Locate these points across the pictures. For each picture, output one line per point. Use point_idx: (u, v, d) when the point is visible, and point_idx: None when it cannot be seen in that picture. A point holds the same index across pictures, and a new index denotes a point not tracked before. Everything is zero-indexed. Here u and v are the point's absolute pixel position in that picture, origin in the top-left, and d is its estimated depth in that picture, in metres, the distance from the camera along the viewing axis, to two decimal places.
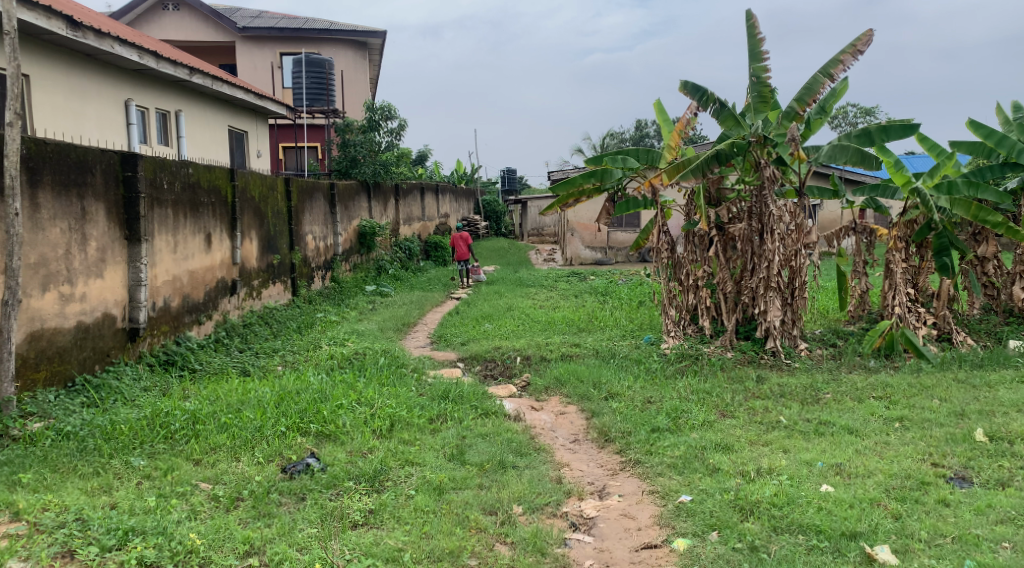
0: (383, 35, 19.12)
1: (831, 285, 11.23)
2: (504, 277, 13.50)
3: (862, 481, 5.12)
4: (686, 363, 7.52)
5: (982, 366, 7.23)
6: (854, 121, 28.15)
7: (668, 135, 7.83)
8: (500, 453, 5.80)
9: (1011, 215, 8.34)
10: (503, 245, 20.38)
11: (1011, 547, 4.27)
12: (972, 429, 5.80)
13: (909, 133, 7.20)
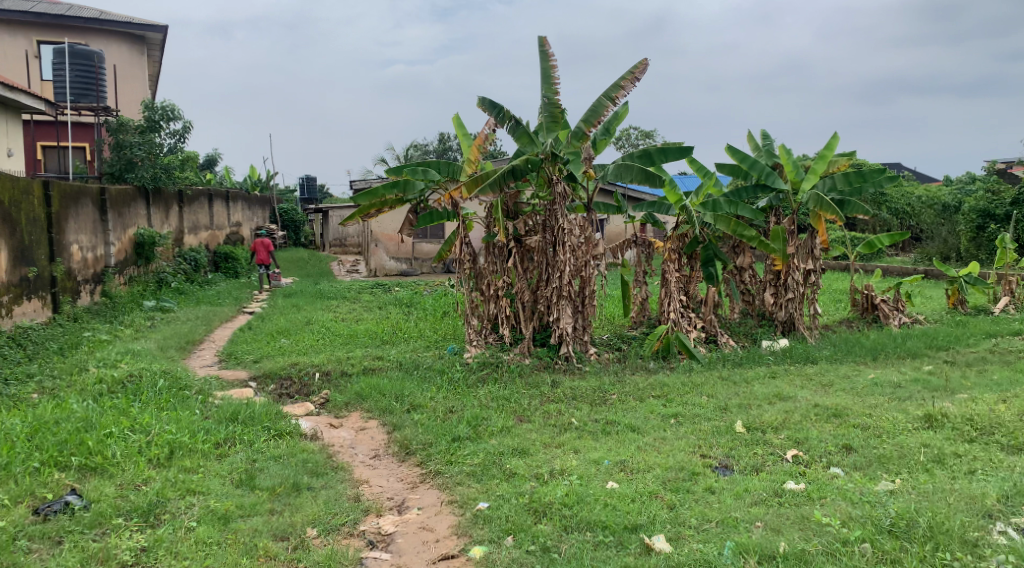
0: (164, 30, 17.73)
1: (619, 293, 12.06)
2: (303, 290, 12.93)
3: (643, 475, 5.51)
4: (487, 371, 7.67)
5: (741, 364, 8.10)
6: (638, 142, 30.46)
7: (468, 149, 7.98)
8: (294, 475, 5.54)
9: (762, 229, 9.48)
10: (303, 256, 19.63)
11: (763, 526, 4.75)
12: (733, 421, 6.46)
13: (684, 156, 7.90)
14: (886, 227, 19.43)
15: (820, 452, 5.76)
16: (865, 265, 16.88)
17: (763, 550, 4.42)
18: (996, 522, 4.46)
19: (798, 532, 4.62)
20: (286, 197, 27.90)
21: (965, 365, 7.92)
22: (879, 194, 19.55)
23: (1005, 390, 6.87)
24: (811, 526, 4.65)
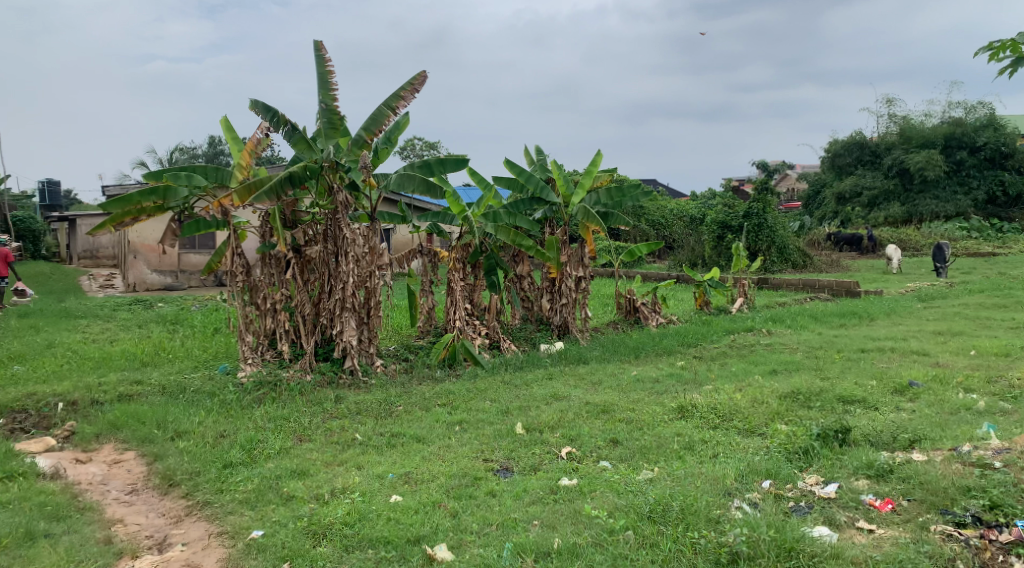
0: None
1: (404, 303, 12.06)
2: (43, 309, 11.44)
3: (426, 486, 5.51)
4: (264, 391, 7.24)
5: (522, 368, 8.39)
6: (419, 152, 30.68)
7: (239, 154, 7.51)
8: (28, 522, 4.85)
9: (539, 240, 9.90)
10: (45, 271, 17.42)
11: (539, 524, 4.94)
12: (514, 424, 6.67)
13: (462, 167, 8.07)
14: (645, 237, 21.25)
15: (591, 448, 6.12)
16: (627, 271, 18.30)
17: (539, 547, 4.60)
18: (735, 499, 5.01)
19: (571, 526, 4.85)
20: (22, 203, 24.64)
21: (711, 359, 8.83)
22: (638, 207, 21.39)
23: (742, 380, 7.76)
24: (581, 520, 4.91)
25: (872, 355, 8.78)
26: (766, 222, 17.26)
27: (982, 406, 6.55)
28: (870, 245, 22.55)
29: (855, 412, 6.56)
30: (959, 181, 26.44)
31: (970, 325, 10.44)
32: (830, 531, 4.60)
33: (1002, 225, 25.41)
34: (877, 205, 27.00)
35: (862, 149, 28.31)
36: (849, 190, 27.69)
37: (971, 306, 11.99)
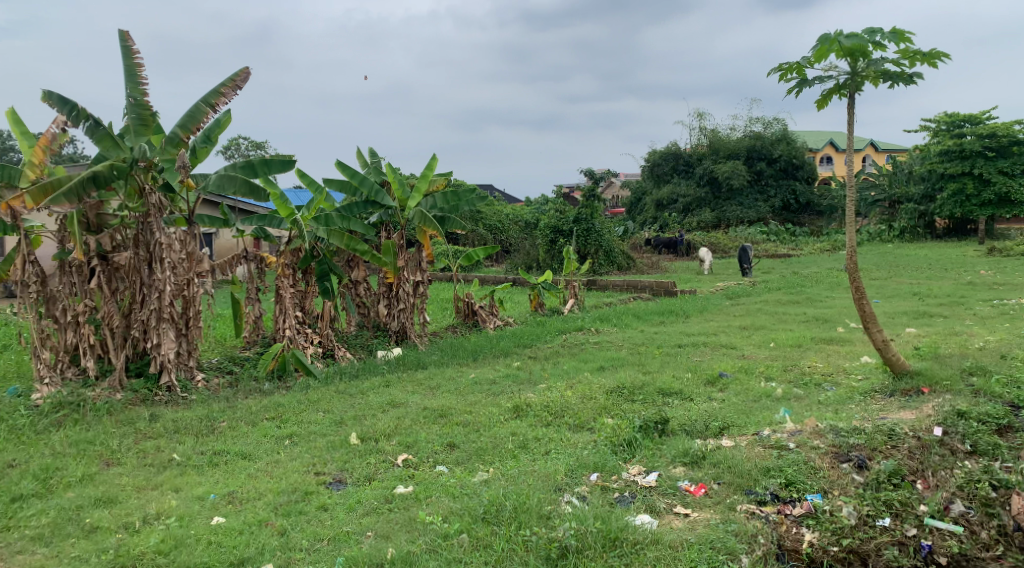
0: None
1: (228, 312, 11.45)
2: None
3: (252, 505, 5.27)
4: (63, 414, 6.61)
5: (357, 376, 8.22)
6: (246, 152, 29.31)
7: (30, 150, 6.81)
8: None
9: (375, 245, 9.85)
10: None
11: (373, 535, 4.87)
12: (348, 434, 6.52)
13: (289, 168, 7.81)
14: (480, 241, 21.57)
15: (427, 453, 6.11)
16: (463, 275, 18.47)
17: (371, 559, 4.54)
18: (564, 494, 5.20)
19: (405, 535, 4.82)
20: None
21: (544, 359, 9.10)
22: (474, 210, 21.66)
23: (573, 378, 8.06)
24: (416, 527, 4.90)
25: (688, 349, 9.42)
26: (595, 228, 18.22)
27: (779, 393, 7.21)
28: (685, 247, 24.17)
29: (674, 404, 7.01)
30: (760, 190, 28.98)
31: (770, 319, 11.47)
32: (650, 518, 4.88)
33: (795, 229, 28.18)
34: (691, 211, 29.04)
35: (677, 160, 30.10)
36: (667, 198, 29.49)
37: (770, 302, 13.18)
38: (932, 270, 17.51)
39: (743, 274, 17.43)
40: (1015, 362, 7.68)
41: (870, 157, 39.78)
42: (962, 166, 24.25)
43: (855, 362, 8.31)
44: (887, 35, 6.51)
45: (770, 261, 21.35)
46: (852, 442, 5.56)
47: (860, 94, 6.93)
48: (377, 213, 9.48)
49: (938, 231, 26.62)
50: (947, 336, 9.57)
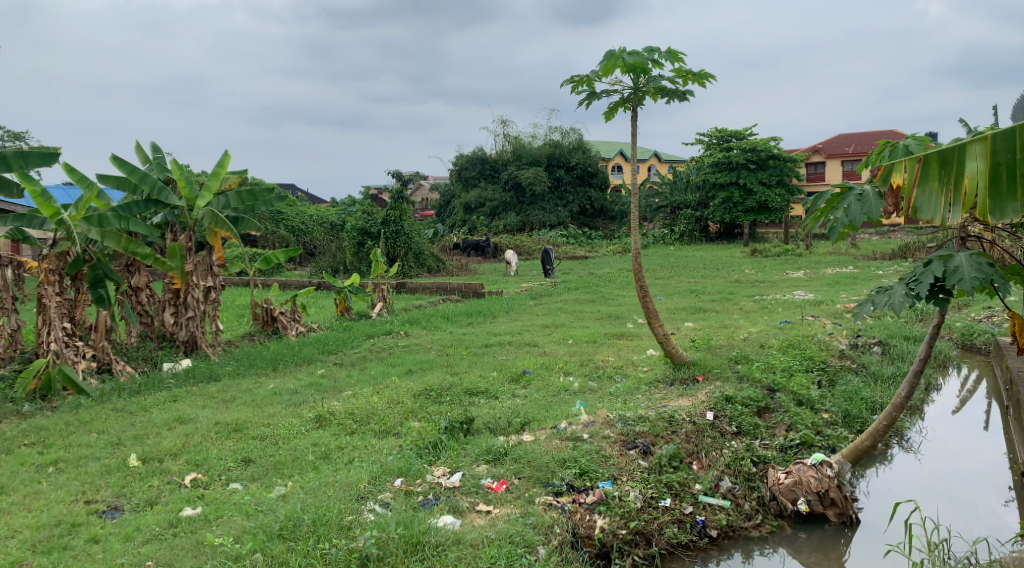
0: None
1: None
2: None
3: (4, 545, 4.68)
4: None
5: (139, 393, 7.55)
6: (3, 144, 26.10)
7: None
8: None
9: (159, 248, 9.16)
10: None
11: (153, 565, 4.51)
12: (126, 456, 5.97)
13: (50, 162, 6.99)
14: (282, 243, 20.76)
15: (219, 471, 5.73)
16: (261, 279, 17.66)
17: None
18: (367, 502, 5.10)
19: (191, 561, 4.50)
20: None
21: (348, 365, 8.89)
22: (273, 212, 20.80)
23: (378, 383, 7.95)
24: (203, 551, 4.58)
25: (493, 349, 9.63)
26: (403, 230, 18.03)
27: (576, 388, 7.57)
28: (492, 249, 24.75)
29: (478, 403, 7.13)
30: (559, 195, 30.31)
31: (569, 317, 12.03)
32: (453, 518, 4.92)
33: (592, 233, 29.77)
34: (496, 215, 29.67)
35: (484, 164, 30.64)
36: (474, 201, 29.80)
37: (569, 301, 13.81)
38: (706, 269, 19.29)
39: (546, 275, 18.18)
40: (773, 350, 8.64)
41: (656, 167, 43.03)
42: (729, 177, 27.05)
43: (643, 355, 8.93)
44: (663, 54, 7.04)
45: (569, 262, 22.40)
46: (637, 430, 5.94)
47: (642, 108, 7.44)
48: (162, 214, 8.73)
49: (711, 235, 29.31)
50: (719, 328, 10.57)
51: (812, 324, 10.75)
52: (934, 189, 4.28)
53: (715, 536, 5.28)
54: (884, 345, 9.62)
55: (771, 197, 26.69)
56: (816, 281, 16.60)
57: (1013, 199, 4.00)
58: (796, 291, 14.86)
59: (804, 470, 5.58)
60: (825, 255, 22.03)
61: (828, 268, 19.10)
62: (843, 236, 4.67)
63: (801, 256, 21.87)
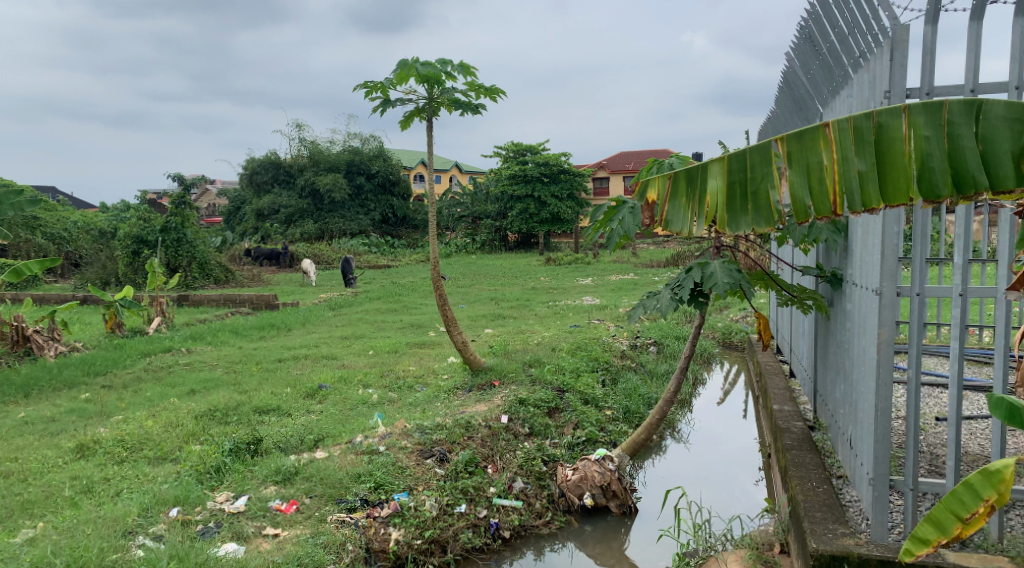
0: None
1: None
2: None
3: None
4: None
5: None
6: None
7: None
8: None
9: None
10: None
11: None
12: None
13: None
14: (41, 252, 18.62)
15: None
16: (18, 292, 15.73)
17: None
18: (137, 537, 4.70)
19: None
20: None
21: (119, 387, 8.13)
22: (30, 217, 18.62)
23: (155, 405, 7.35)
24: None
25: (286, 363, 9.24)
26: (185, 237, 16.82)
27: (374, 399, 7.45)
28: (288, 259, 23.65)
29: (267, 421, 6.81)
30: (360, 203, 29.75)
31: (368, 327, 11.85)
32: (236, 546, 4.66)
33: (396, 242, 29.55)
34: (293, 221, 28.48)
35: (277, 170, 29.64)
36: (268, 208, 28.72)
37: (369, 311, 13.61)
38: (503, 277, 19.89)
39: (347, 285, 17.62)
40: (562, 353, 9.08)
41: (456, 177, 43.70)
42: (525, 190, 28.11)
43: (442, 363, 9.00)
44: (456, 67, 7.18)
45: (369, 271, 22.07)
46: (433, 438, 5.99)
47: (436, 118, 7.53)
48: None
49: (509, 244, 29.96)
50: (515, 334, 10.92)
51: (598, 327, 11.44)
52: (681, 204, 3.62)
53: (507, 537, 5.43)
54: (658, 345, 10.50)
55: (561, 208, 28.12)
56: (602, 287, 17.71)
57: (753, 214, 3.36)
58: (585, 297, 15.73)
59: (588, 466, 5.90)
60: (610, 263, 23.55)
61: (615, 275, 20.38)
62: (619, 245, 5.04)
63: (588, 265, 23.20)
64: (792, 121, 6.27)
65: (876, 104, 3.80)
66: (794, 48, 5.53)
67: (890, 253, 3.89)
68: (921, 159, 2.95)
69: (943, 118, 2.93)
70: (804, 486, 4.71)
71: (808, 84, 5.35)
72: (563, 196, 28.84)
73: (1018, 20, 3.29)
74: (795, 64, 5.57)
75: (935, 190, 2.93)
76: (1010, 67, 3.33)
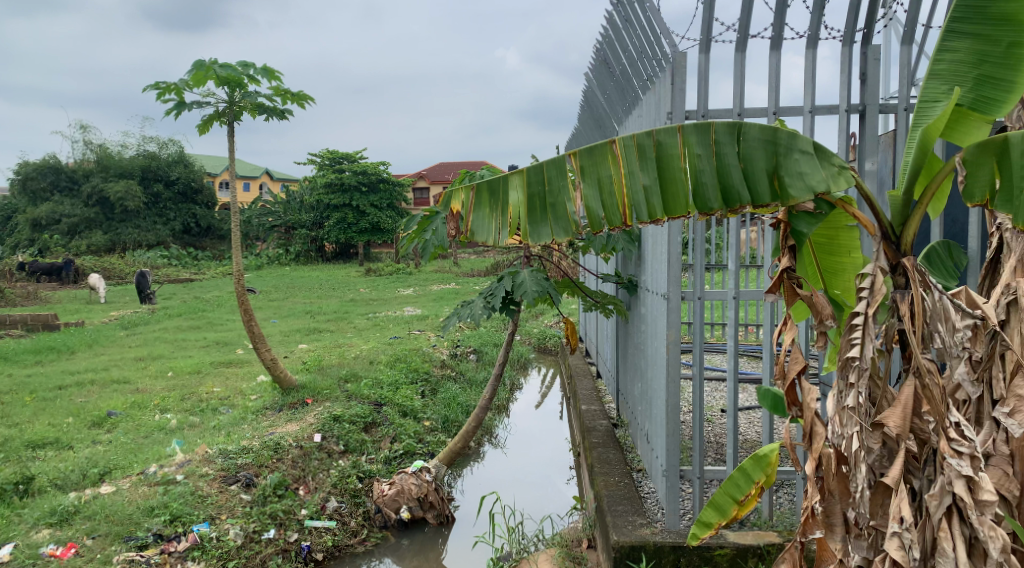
0: None
1: None
2: None
3: None
4: None
5: None
6: None
7: None
8: None
9: None
10: None
11: None
12: None
13: None
14: None
15: None
16: None
17: None
18: None
19: None
20: None
21: None
22: None
23: None
24: None
25: (70, 391, 8.38)
26: None
27: (173, 424, 6.93)
28: (71, 274, 21.40)
29: (44, 456, 6.14)
30: (157, 212, 27.68)
31: (168, 347, 11.05)
32: None
33: (199, 254, 27.80)
34: (77, 233, 25.93)
35: (58, 174, 26.91)
36: (46, 217, 25.66)
37: (169, 329, 12.68)
38: (320, 289, 19.31)
39: (144, 301, 16.32)
40: (380, 366, 8.97)
41: (266, 187, 42.05)
42: (343, 199, 27.50)
43: (251, 383, 8.55)
44: (258, 70, 6.90)
45: (168, 286, 20.57)
46: (239, 463, 5.70)
47: (238, 123, 7.18)
48: None
49: (326, 255, 29.14)
50: (331, 348, 10.62)
51: (418, 337, 11.42)
52: (484, 215, 3.04)
53: (320, 559, 5.23)
54: (477, 353, 10.67)
55: (380, 217, 27.84)
56: (422, 297, 17.70)
57: (553, 224, 2.89)
58: (404, 307, 15.66)
59: (405, 478, 5.85)
60: (430, 273, 23.68)
61: (434, 285, 20.48)
62: (434, 255, 5.15)
63: (409, 275, 23.16)
64: (591, 137, 6.64)
65: (659, 123, 4.11)
66: (593, 69, 5.86)
67: (675, 260, 4.21)
68: (695, 175, 2.76)
69: (713, 136, 2.74)
70: (607, 481, 4.98)
71: (606, 104, 5.69)
72: (382, 205, 28.58)
73: (773, 52, 3.70)
74: (594, 84, 5.91)
75: (706, 206, 2.75)
76: (768, 94, 3.74)
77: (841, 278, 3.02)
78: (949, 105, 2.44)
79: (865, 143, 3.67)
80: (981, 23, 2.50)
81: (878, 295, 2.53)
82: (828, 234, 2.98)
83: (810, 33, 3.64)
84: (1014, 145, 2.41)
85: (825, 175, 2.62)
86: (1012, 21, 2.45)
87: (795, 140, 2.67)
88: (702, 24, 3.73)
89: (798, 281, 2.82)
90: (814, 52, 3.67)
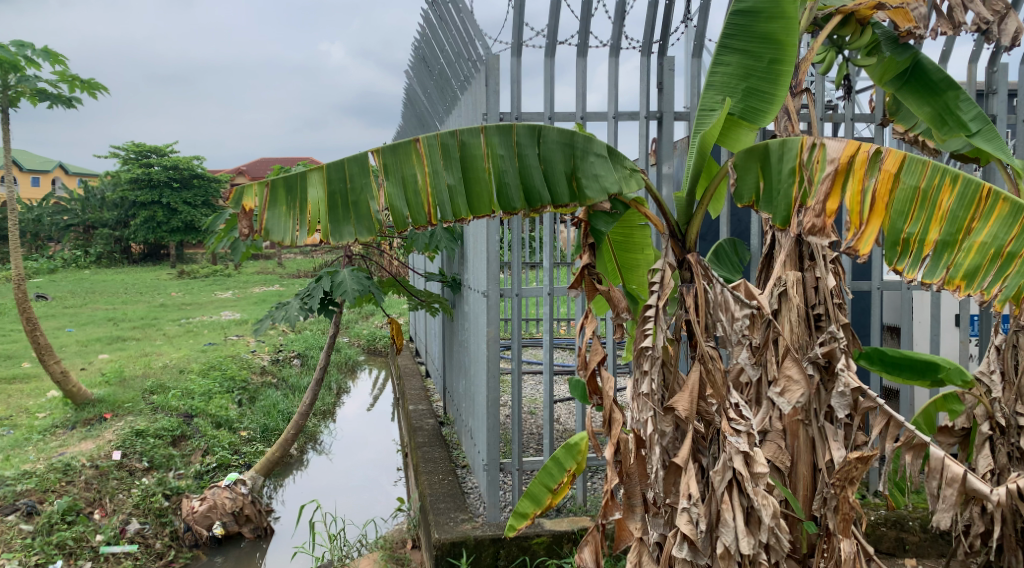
0: None
1: None
2: None
3: None
4: None
5: None
6: None
7: None
8: None
9: None
10: None
11: None
12: None
13: None
14: None
15: None
16: None
17: None
18: None
19: None
20: None
21: None
22: None
23: None
24: None
25: None
26: None
27: None
28: None
29: None
30: None
31: None
32: None
33: None
34: None
35: None
36: None
37: None
38: (126, 293, 17.82)
39: None
40: (191, 374, 8.44)
41: (60, 182, 38.25)
42: (151, 196, 25.57)
43: (39, 400, 7.72)
44: (38, 52, 6.25)
45: None
46: (19, 490, 5.13)
47: (15, 110, 6.46)
48: None
49: (134, 257, 26.95)
50: (136, 358, 9.81)
51: (236, 343, 10.84)
52: (278, 213, 2.80)
53: None
54: (302, 357, 10.31)
55: (195, 215, 26.15)
56: (243, 300, 16.84)
57: (356, 224, 2.80)
58: (223, 312, 14.86)
59: (218, 492, 5.52)
60: (252, 274, 22.64)
61: (256, 287, 19.60)
62: (245, 254, 4.94)
63: (230, 277, 21.99)
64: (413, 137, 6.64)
65: (475, 123, 4.18)
66: (412, 68, 5.85)
67: (493, 258, 4.28)
68: (498, 175, 2.82)
69: (515, 137, 2.82)
70: (430, 480, 4.97)
71: (427, 102, 5.69)
72: (196, 202, 26.89)
73: (579, 59, 3.87)
74: (414, 82, 5.92)
75: (509, 206, 2.82)
76: (575, 99, 3.91)
77: (637, 274, 3.25)
78: (721, 116, 2.65)
79: (662, 148, 3.93)
80: (749, 40, 2.75)
81: (668, 288, 2.70)
82: (623, 233, 3.17)
83: (613, 42, 3.85)
84: (772, 152, 2.65)
85: (617, 177, 2.77)
86: (772, 39, 2.72)
87: (590, 144, 2.80)
88: (513, 28, 3.82)
89: (599, 276, 2.97)
90: (616, 60, 3.88)
